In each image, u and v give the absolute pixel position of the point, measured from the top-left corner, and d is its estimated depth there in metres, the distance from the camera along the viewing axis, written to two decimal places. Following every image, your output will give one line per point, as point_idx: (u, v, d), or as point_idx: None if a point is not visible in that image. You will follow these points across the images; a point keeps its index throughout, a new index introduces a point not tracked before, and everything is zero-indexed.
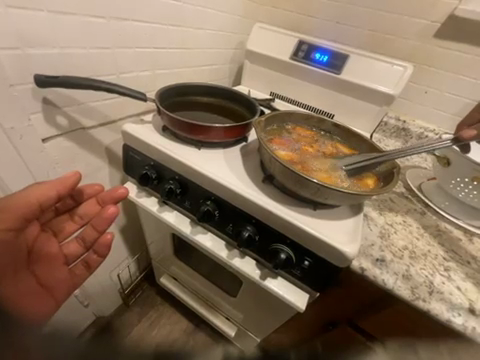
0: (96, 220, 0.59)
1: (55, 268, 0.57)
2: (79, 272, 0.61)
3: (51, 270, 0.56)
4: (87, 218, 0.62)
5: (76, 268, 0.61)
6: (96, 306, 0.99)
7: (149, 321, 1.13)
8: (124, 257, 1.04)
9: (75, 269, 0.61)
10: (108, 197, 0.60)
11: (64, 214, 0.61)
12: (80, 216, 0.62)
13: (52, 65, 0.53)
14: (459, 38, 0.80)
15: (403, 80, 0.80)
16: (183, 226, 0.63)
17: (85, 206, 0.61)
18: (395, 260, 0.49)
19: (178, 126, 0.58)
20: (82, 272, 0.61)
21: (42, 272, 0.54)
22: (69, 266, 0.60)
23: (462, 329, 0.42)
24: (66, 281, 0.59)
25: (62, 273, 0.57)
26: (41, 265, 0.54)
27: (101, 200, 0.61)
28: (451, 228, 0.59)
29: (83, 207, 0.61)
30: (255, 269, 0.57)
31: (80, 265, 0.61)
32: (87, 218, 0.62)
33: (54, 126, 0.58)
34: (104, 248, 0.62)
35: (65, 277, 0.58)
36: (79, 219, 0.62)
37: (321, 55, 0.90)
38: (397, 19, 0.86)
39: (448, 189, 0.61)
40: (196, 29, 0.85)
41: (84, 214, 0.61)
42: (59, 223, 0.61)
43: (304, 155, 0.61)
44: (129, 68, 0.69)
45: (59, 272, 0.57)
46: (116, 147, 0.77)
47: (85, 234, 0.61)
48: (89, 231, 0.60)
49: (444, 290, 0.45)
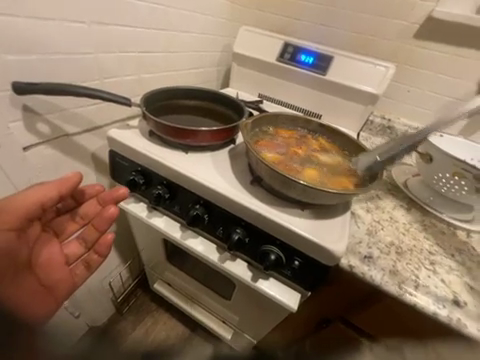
0: (98, 219, 0.57)
1: (55, 269, 0.55)
2: (80, 273, 0.59)
3: (52, 271, 0.54)
4: (88, 218, 0.60)
5: (77, 269, 0.59)
6: (88, 315, 0.96)
7: (143, 328, 1.11)
8: (115, 265, 1.01)
9: (75, 269, 0.59)
10: (108, 196, 0.58)
11: (65, 214, 0.60)
12: (81, 216, 0.60)
13: (30, 71, 0.51)
14: (437, 39, 0.83)
15: (386, 80, 0.82)
16: (173, 230, 0.62)
17: (86, 205, 0.60)
18: (382, 256, 0.50)
19: (164, 130, 0.58)
20: (82, 273, 0.59)
21: (41, 272, 0.52)
22: (71, 267, 0.58)
23: (447, 321, 0.43)
24: (67, 282, 0.56)
25: (62, 274, 0.55)
26: (41, 266, 0.53)
27: (101, 199, 0.59)
28: (436, 222, 0.61)
29: (84, 207, 0.60)
30: (247, 270, 0.56)
31: (81, 266, 0.59)
32: (88, 218, 0.60)
33: (36, 133, 0.56)
34: (105, 248, 0.59)
35: (66, 279, 0.56)
36: (80, 219, 0.60)
37: (306, 56, 0.91)
38: (378, 21, 0.89)
39: (432, 185, 0.63)
40: (181, 32, 0.85)
41: (85, 214, 0.60)
42: (61, 223, 0.59)
43: (290, 155, 0.61)
44: (113, 73, 0.68)
45: (59, 273, 0.55)
46: (103, 153, 0.76)
47: (86, 234, 0.59)
48: (90, 231, 0.59)
49: (429, 283, 0.46)
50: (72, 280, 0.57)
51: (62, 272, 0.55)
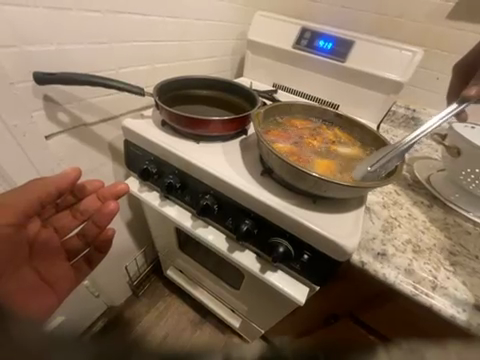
0: (98, 216, 0.60)
1: (56, 264, 0.59)
2: (81, 267, 0.65)
3: (53, 266, 0.58)
4: (87, 214, 0.62)
5: (79, 264, 0.64)
6: (107, 296, 1.03)
7: (157, 311, 1.17)
8: (131, 250, 1.07)
9: (77, 264, 0.64)
10: (109, 193, 0.61)
11: (65, 210, 0.62)
12: (81, 212, 0.62)
13: (50, 61, 0.53)
14: (475, 18, 0.75)
15: (412, 66, 0.76)
16: (184, 219, 0.63)
17: (86, 201, 0.62)
18: (398, 254, 0.47)
19: (177, 120, 0.58)
20: (83, 267, 0.65)
21: (43, 268, 0.56)
22: (71, 262, 0.63)
23: (465, 325, 0.40)
24: (69, 277, 0.61)
25: (62, 269, 0.59)
26: (43, 261, 0.56)
27: (101, 195, 0.61)
28: (460, 221, 0.57)
29: (83, 203, 0.62)
30: (255, 262, 0.57)
31: (81, 261, 0.65)
32: (87, 213, 0.62)
33: (56, 123, 0.59)
34: (106, 243, 0.66)
35: (66, 273, 0.60)
36: (80, 216, 0.63)
37: (325, 42, 0.86)
38: (407, 1, 0.81)
39: (458, 181, 0.58)
40: (195, 20, 0.83)
41: (84, 210, 0.62)
42: (60, 219, 0.62)
43: (303, 146, 0.59)
44: (128, 63, 0.69)
45: (61, 268, 0.59)
46: (119, 143, 0.78)
47: (87, 229, 0.63)
48: (90, 227, 0.63)
49: (448, 284, 0.43)
50: (72, 274, 0.62)
51: (63, 266, 0.60)
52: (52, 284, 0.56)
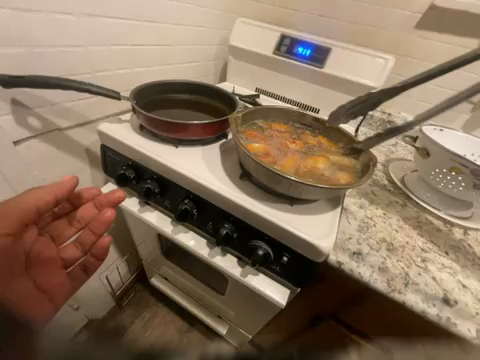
0: (95, 223, 0.58)
1: (52, 272, 0.55)
2: (77, 276, 0.61)
3: (49, 274, 0.55)
4: (85, 221, 0.61)
5: (75, 272, 0.60)
6: (88, 308, 0.98)
7: (142, 321, 1.13)
8: (113, 259, 1.03)
9: (73, 273, 0.60)
10: (106, 200, 0.58)
11: (62, 219, 0.61)
12: (78, 220, 0.61)
13: (18, 64, 0.51)
14: (440, 28, 0.80)
15: (385, 72, 0.80)
16: (164, 225, 0.62)
17: (83, 209, 0.60)
18: (372, 252, 0.49)
19: (155, 124, 0.57)
20: (79, 276, 0.61)
21: (37, 277, 0.52)
22: (67, 271, 0.60)
23: (436, 319, 0.42)
24: (65, 285, 0.58)
25: (58, 278, 0.56)
26: (39, 269, 0.53)
27: (98, 203, 0.59)
28: (432, 219, 0.59)
29: (80, 211, 0.60)
30: (236, 266, 0.56)
31: (78, 269, 0.61)
32: (84, 221, 0.61)
33: (27, 128, 0.57)
34: (103, 252, 0.62)
35: (63, 282, 0.57)
36: (78, 223, 0.61)
37: (303, 48, 0.89)
38: (379, 11, 0.86)
39: (429, 180, 0.61)
40: (174, 25, 0.83)
41: (81, 218, 0.60)
42: (57, 227, 0.61)
43: (281, 149, 0.60)
44: (104, 66, 0.68)
45: (57, 277, 0.56)
46: (97, 148, 0.76)
47: (83, 237, 0.60)
48: (87, 234, 0.59)
49: (419, 281, 0.45)
50: (66, 284, 0.58)
51: (59, 275, 0.57)
52: (48, 293, 0.53)
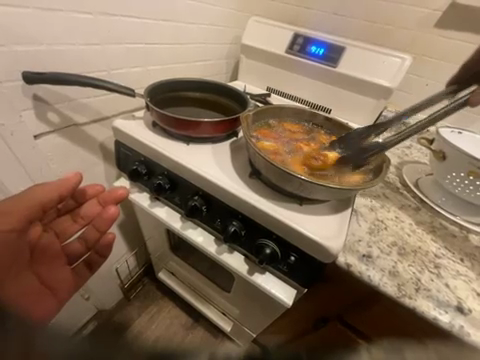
0: (98, 221, 0.60)
1: (56, 268, 0.58)
2: (81, 271, 0.65)
3: (53, 270, 0.57)
4: (88, 218, 0.62)
5: (79, 268, 0.65)
6: (97, 299, 1.01)
7: (149, 314, 1.16)
8: (123, 252, 1.05)
9: (77, 268, 0.64)
10: (109, 198, 0.60)
11: (66, 215, 0.61)
12: (82, 217, 0.62)
13: (40, 61, 0.53)
14: (461, 27, 0.77)
15: (401, 73, 0.78)
16: (173, 221, 0.63)
17: (87, 206, 0.61)
18: (382, 256, 0.48)
19: (167, 121, 0.58)
20: (83, 271, 0.65)
21: (43, 273, 0.55)
22: (71, 266, 0.63)
23: (448, 327, 0.40)
24: (70, 281, 0.61)
25: (62, 274, 0.59)
26: (44, 265, 0.55)
27: (102, 201, 0.61)
28: (446, 224, 0.57)
29: (84, 208, 0.61)
30: (243, 264, 0.57)
31: (82, 265, 0.65)
32: (88, 218, 0.62)
33: (46, 122, 0.59)
34: (106, 248, 0.68)
35: (67, 278, 0.60)
36: (81, 221, 0.62)
37: (316, 48, 0.88)
38: (396, 9, 0.83)
39: (444, 184, 0.59)
40: (188, 24, 0.84)
41: (86, 215, 0.61)
42: (61, 223, 0.61)
43: (291, 148, 0.60)
44: (120, 64, 0.70)
45: (62, 273, 0.59)
46: (111, 144, 0.78)
47: (87, 234, 0.63)
48: (91, 231, 0.62)
49: (432, 287, 0.44)
50: (71, 278, 0.61)
51: (63, 270, 0.59)
52: (53, 288, 0.56)
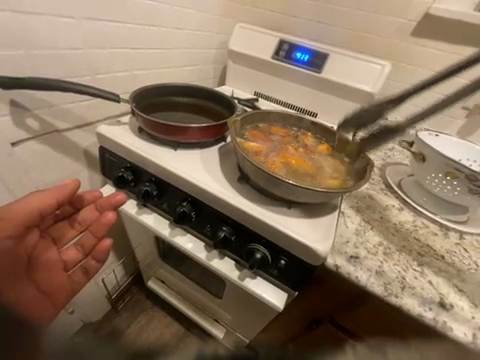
0: (95, 226, 0.58)
1: (51, 275, 0.55)
2: (78, 279, 0.59)
3: (48, 277, 0.54)
4: (86, 224, 0.60)
5: (76, 275, 0.59)
6: (82, 311, 0.97)
7: (138, 325, 1.11)
8: (109, 261, 1.02)
9: (74, 276, 0.59)
10: (107, 202, 0.58)
11: (64, 221, 0.60)
12: (79, 223, 0.60)
13: (17, 66, 0.51)
14: (435, 36, 0.82)
15: (381, 77, 0.81)
16: (161, 228, 0.61)
17: (85, 212, 0.60)
18: (369, 256, 0.49)
19: (153, 127, 0.58)
20: (80, 279, 0.59)
21: (38, 280, 0.52)
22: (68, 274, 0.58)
23: (433, 323, 0.42)
24: (66, 288, 0.57)
25: (58, 281, 0.55)
26: (40, 271, 0.53)
27: (99, 205, 0.59)
28: (428, 223, 0.60)
29: (82, 213, 0.60)
30: (234, 269, 0.56)
31: (79, 273, 0.59)
32: (86, 224, 0.60)
33: (25, 129, 0.56)
34: (103, 253, 0.59)
35: (64, 284, 0.56)
36: (79, 226, 0.60)
37: (301, 54, 0.90)
38: (375, 19, 0.88)
39: (425, 185, 0.61)
40: (174, 30, 0.84)
41: (83, 220, 0.60)
42: (59, 229, 0.59)
43: (279, 152, 0.60)
44: (104, 69, 0.68)
45: (57, 280, 0.55)
46: (95, 150, 0.76)
47: (85, 239, 0.59)
48: (88, 236, 0.59)
49: (416, 285, 0.45)
50: (67, 287, 0.57)
51: (58, 278, 0.55)
52: (49, 294, 0.53)
